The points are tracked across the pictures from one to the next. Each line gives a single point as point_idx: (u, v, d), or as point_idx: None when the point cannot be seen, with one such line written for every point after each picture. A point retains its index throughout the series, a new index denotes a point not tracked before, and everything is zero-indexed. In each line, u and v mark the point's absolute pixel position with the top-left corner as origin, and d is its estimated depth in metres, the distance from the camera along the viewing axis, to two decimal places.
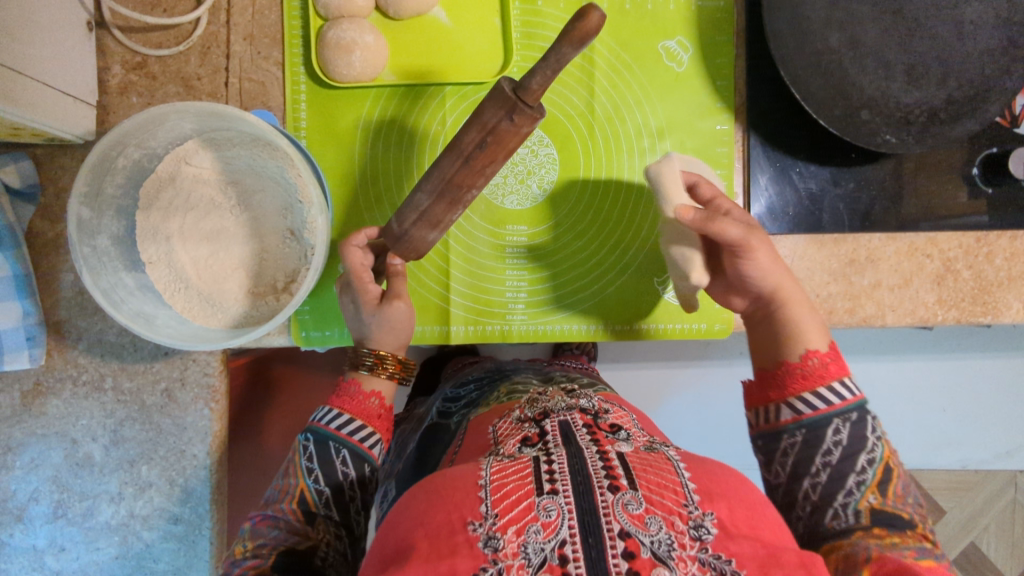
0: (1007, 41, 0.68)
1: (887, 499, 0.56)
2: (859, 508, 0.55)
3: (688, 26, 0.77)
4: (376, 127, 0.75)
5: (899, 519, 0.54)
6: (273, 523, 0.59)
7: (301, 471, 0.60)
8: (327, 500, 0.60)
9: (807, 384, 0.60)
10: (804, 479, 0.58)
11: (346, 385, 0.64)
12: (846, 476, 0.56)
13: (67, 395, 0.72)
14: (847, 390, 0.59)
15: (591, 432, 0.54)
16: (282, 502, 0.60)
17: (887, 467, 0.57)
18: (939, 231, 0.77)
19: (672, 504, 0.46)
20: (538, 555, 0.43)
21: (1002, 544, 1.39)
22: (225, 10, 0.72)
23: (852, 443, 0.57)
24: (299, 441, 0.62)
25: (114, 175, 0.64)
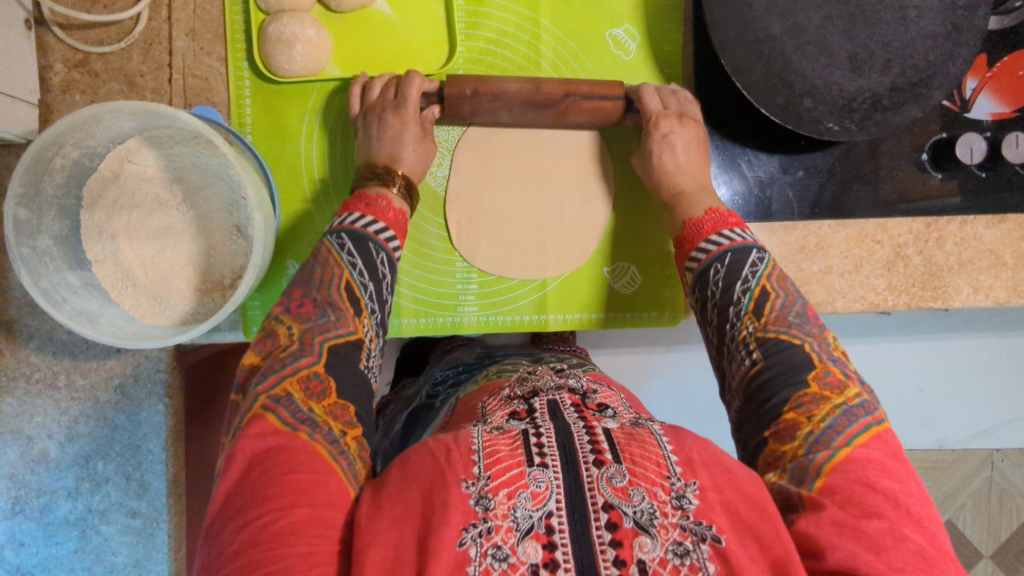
0: (951, 25, 0.68)
1: (770, 325, 0.58)
2: (749, 342, 0.58)
3: (635, 14, 0.77)
4: (323, 122, 0.76)
5: (791, 348, 0.57)
6: (319, 309, 0.56)
7: (344, 263, 0.59)
8: (371, 293, 0.60)
9: (709, 230, 0.65)
10: (708, 321, 0.62)
11: (376, 197, 0.65)
12: (728, 310, 0.60)
13: (21, 393, 0.72)
14: (733, 236, 0.64)
15: (578, 410, 0.53)
16: (328, 289, 0.57)
17: (766, 293, 0.60)
18: (889, 218, 0.78)
19: (654, 476, 0.45)
20: (526, 521, 0.42)
21: (980, 520, 1.40)
22: (166, 6, 0.72)
23: (728, 280, 0.61)
24: (333, 238, 0.61)
25: (53, 175, 0.64)
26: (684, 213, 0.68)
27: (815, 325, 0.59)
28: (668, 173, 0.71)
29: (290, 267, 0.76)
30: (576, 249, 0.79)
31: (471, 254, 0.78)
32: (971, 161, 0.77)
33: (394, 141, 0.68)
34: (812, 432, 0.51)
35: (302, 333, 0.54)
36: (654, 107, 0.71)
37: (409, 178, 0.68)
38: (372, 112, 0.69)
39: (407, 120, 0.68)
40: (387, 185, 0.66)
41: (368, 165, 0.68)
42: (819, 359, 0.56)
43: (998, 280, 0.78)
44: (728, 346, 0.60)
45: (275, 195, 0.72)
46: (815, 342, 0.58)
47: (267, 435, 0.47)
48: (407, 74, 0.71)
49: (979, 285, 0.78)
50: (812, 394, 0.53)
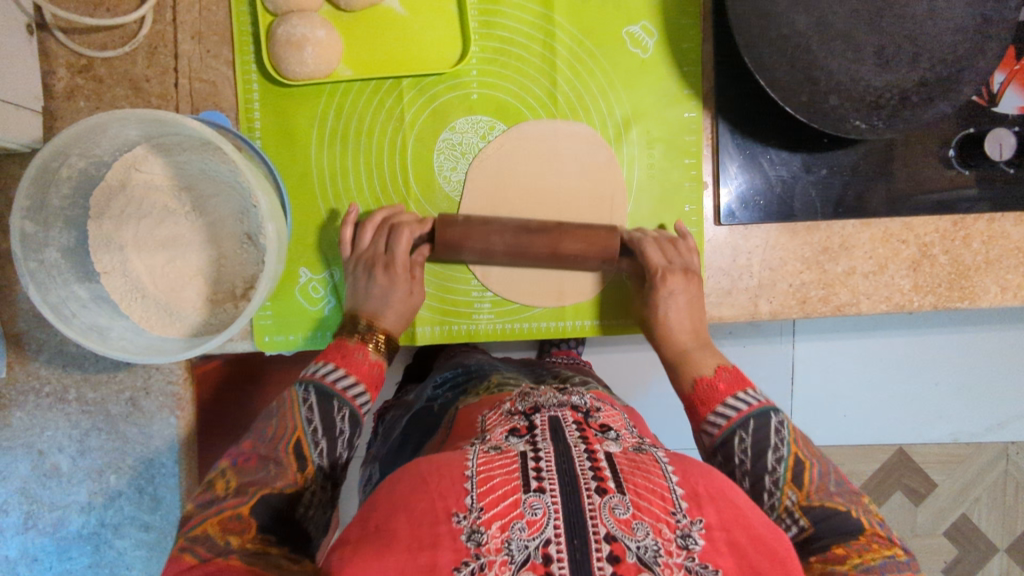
0: (981, 18, 0.65)
1: (811, 494, 0.56)
2: (794, 512, 0.56)
3: (652, 10, 0.75)
4: (333, 125, 0.74)
5: (838, 517, 0.55)
6: (261, 463, 0.55)
7: (300, 421, 0.57)
8: (321, 451, 0.58)
9: (725, 392, 0.62)
10: (739, 479, 0.58)
11: (352, 348, 0.64)
12: (762, 479, 0.57)
13: (31, 407, 0.71)
14: (747, 399, 0.61)
15: (580, 429, 0.51)
16: (275, 445, 0.56)
17: (798, 459, 0.57)
18: (915, 215, 0.76)
19: (659, 511, 0.43)
20: (521, 553, 0.41)
21: (994, 513, 1.33)
22: (171, 8, 0.70)
23: (757, 450, 0.58)
24: (299, 390, 0.59)
25: (59, 186, 0.62)
26: (692, 370, 0.66)
27: (851, 488, 0.58)
28: (666, 332, 0.70)
29: (301, 275, 0.75)
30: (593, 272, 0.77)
31: (483, 271, 0.76)
32: (999, 157, 0.75)
33: (380, 297, 0.69)
34: (861, 562, 0.52)
35: (238, 488, 0.53)
36: (658, 261, 0.71)
37: (389, 333, 0.68)
38: (363, 261, 0.70)
39: (396, 279, 0.69)
40: (365, 339, 0.65)
41: (351, 315, 0.68)
42: (866, 522, 0.55)
43: None
44: (768, 516, 0.57)
45: (285, 201, 0.70)
46: (859, 507, 0.56)
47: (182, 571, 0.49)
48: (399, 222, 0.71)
49: (1007, 284, 0.76)
50: (861, 542, 0.53)
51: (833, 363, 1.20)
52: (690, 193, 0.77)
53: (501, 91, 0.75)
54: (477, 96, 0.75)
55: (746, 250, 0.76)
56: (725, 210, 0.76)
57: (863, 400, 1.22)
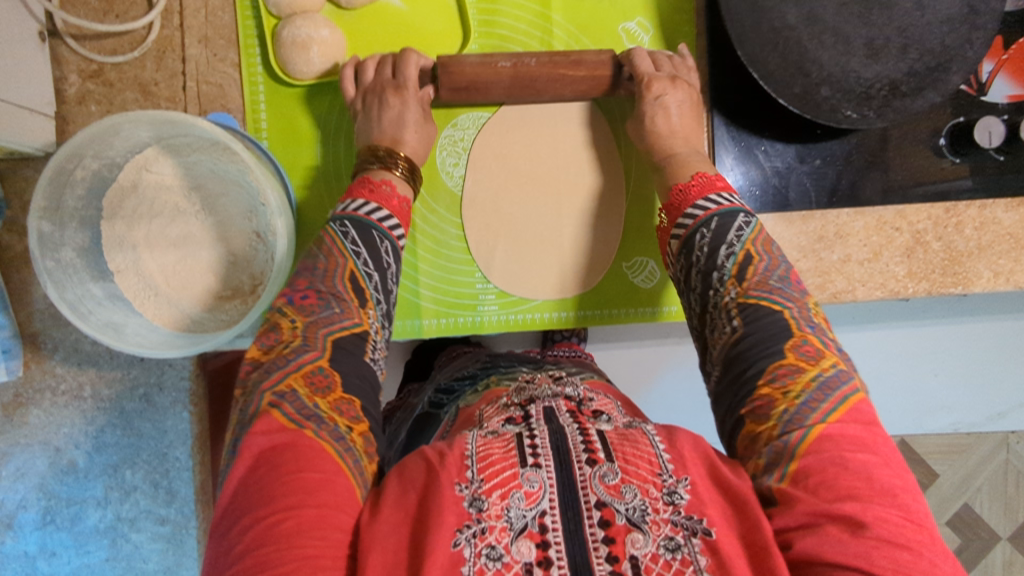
0: (968, 9, 0.67)
1: (752, 289, 0.56)
2: (731, 310, 0.55)
3: (647, 7, 0.77)
4: (338, 125, 0.76)
5: (768, 311, 0.54)
6: (323, 300, 0.55)
7: (347, 252, 0.58)
8: (376, 284, 0.59)
9: (697, 192, 0.64)
10: (693, 276, 0.60)
11: (379, 183, 0.64)
12: (711, 275, 0.58)
13: (47, 405, 0.72)
14: (725, 198, 0.63)
15: (574, 415, 0.52)
16: (332, 279, 0.56)
17: (749, 256, 0.58)
18: (908, 204, 0.77)
19: (647, 473, 0.45)
20: (519, 521, 0.42)
21: (996, 505, 1.36)
22: (178, 13, 0.72)
23: (714, 242, 0.59)
24: (337, 225, 0.60)
25: (74, 187, 0.64)
26: (671, 176, 0.67)
27: (797, 289, 0.57)
28: (657, 140, 0.70)
29: None
30: (594, 269, 0.79)
31: (487, 264, 0.79)
32: (989, 146, 0.76)
33: (394, 123, 0.68)
34: (786, 410, 0.48)
35: (307, 324, 0.53)
36: (646, 68, 0.70)
37: (411, 162, 0.68)
38: (372, 92, 0.69)
39: (408, 100, 0.69)
40: (389, 168, 0.66)
41: (368, 147, 0.68)
42: (797, 325, 0.53)
43: (1018, 264, 0.77)
44: (711, 314, 0.58)
45: (292, 200, 0.72)
46: (797, 310, 0.55)
47: (274, 433, 0.46)
48: (401, 53, 0.71)
49: (999, 270, 0.77)
50: (789, 363, 0.51)
51: None
52: None
53: None
54: None
55: None
56: None
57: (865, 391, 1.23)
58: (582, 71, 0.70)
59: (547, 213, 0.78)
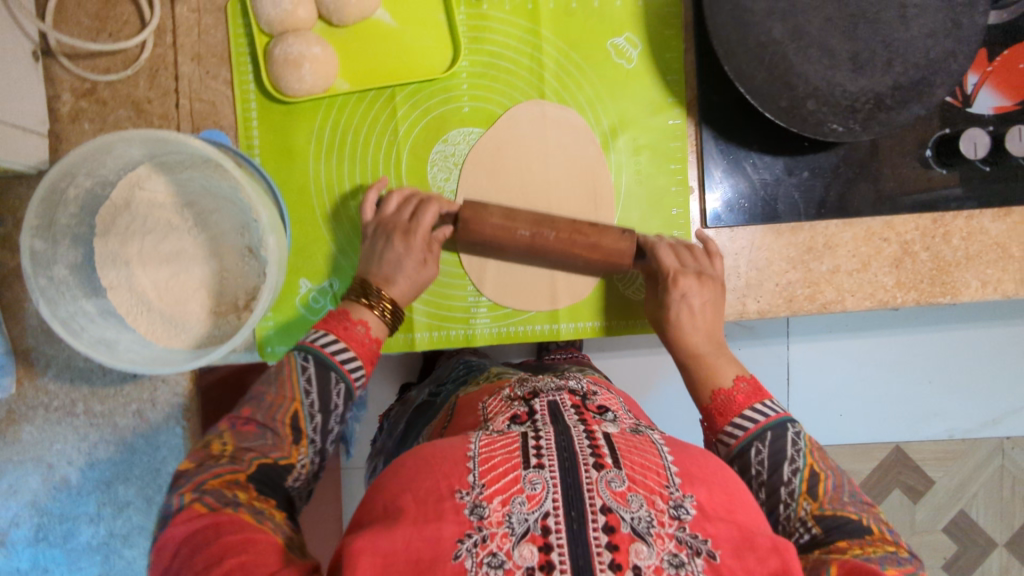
0: (952, 23, 0.67)
1: (824, 505, 0.55)
2: (806, 518, 0.55)
3: (635, 22, 0.78)
4: (329, 140, 0.77)
5: (848, 522, 0.54)
6: (260, 430, 0.55)
7: (298, 391, 0.57)
8: (316, 425, 0.57)
9: (742, 404, 0.62)
10: (753, 485, 0.58)
11: (354, 322, 0.62)
12: (778, 490, 0.57)
13: (40, 421, 0.72)
14: (759, 410, 0.61)
15: (579, 412, 0.53)
16: (274, 414, 0.56)
17: (813, 472, 0.57)
18: (896, 215, 0.78)
19: (653, 484, 0.45)
20: (521, 525, 0.42)
21: (991, 510, 1.34)
22: (170, 32, 0.72)
23: (773, 463, 0.58)
24: (298, 357, 0.58)
25: (67, 206, 0.64)
26: (708, 379, 0.66)
27: (864, 500, 0.57)
28: (679, 336, 0.70)
29: (301, 286, 0.77)
30: (585, 281, 0.80)
31: (480, 278, 0.79)
32: (974, 156, 0.77)
33: (391, 263, 0.68)
34: (866, 553, 0.51)
35: (234, 451, 0.53)
36: (670, 263, 0.71)
37: (395, 303, 0.66)
38: (384, 228, 0.70)
39: (412, 247, 0.68)
40: (370, 308, 0.64)
41: (361, 280, 0.67)
42: (876, 527, 0.54)
43: (1005, 274, 0.78)
44: (782, 525, 0.56)
45: (285, 215, 0.72)
46: (871, 516, 0.55)
47: (193, 520, 0.48)
48: (426, 199, 0.71)
49: (987, 278, 0.78)
50: (867, 539, 0.52)
51: (826, 361, 1.21)
52: (676, 197, 0.80)
53: (492, 103, 0.78)
54: (468, 109, 0.78)
55: (733, 252, 0.79)
56: (712, 215, 0.78)
57: (859, 399, 1.23)
58: (596, 254, 0.70)
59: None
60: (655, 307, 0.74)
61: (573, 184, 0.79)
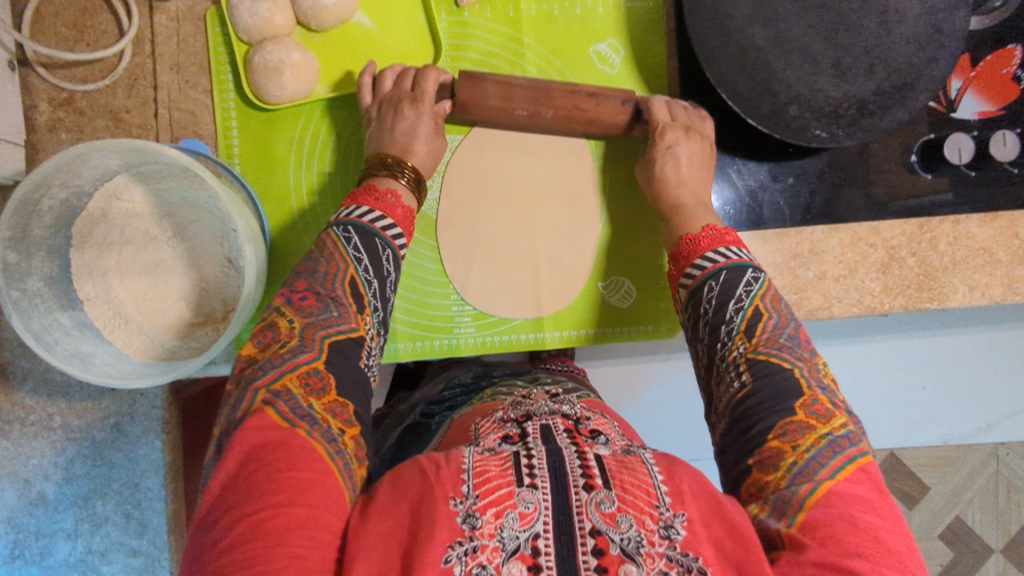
0: (933, 28, 0.67)
1: (761, 345, 0.58)
2: (741, 366, 0.57)
3: (618, 29, 0.77)
4: (310, 150, 0.76)
5: (777, 369, 0.56)
6: (321, 303, 0.56)
7: (349, 257, 0.58)
8: (374, 291, 0.59)
9: (705, 245, 0.65)
10: (701, 325, 0.62)
11: (385, 192, 0.64)
12: (720, 328, 0.60)
13: (16, 435, 0.70)
14: (732, 254, 0.64)
15: (571, 435, 0.51)
16: (332, 283, 0.56)
17: (758, 313, 0.60)
18: (881, 220, 0.77)
19: (644, 504, 0.44)
20: (512, 542, 0.41)
21: (988, 516, 1.35)
22: (149, 41, 0.72)
23: (722, 300, 0.61)
24: (339, 230, 0.60)
25: (42, 217, 0.63)
26: (681, 226, 0.69)
27: (806, 347, 0.59)
28: (663, 185, 0.72)
29: None
30: (569, 286, 0.79)
31: (462, 286, 0.78)
32: (959, 161, 0.77)
33: (407, 134, 0.68)
34: (796, 463, 0.51)
35: (302, 332, 0.54)
36: (663, 117, 0.72)
37: (418, 173, 0.69)
38: (387, 103, 0.70)
39: (421, 112, 0.69)
40: (396, 176, 0.67)
41: (378, 153, 0.68)
42: (807, 383, 0.56)
43: (993, 279, 0.77)
44: (718, 366, 0.59)
45: (265, 225, 0.72)
46: (805, 366, 0.57)
47: (267, 429, 0.47)
48: (424, 67, 0.71)
49: (974, 284, 0.77)
50: (799, 423, 0.53)
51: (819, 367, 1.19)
52: None
53: None
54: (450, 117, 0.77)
55: None
56: None
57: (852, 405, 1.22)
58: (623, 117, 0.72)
59: (522, 232, 0.78)
60: (646, 172, 0.74)
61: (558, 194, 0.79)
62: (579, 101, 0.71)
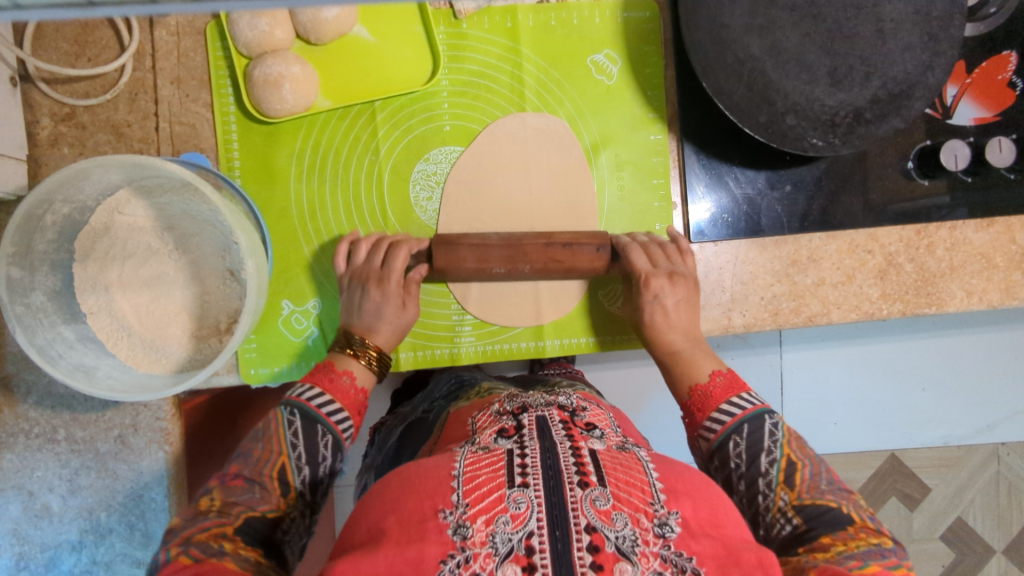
0: (928, 37, 0.67)
1: (802, 493, 0.55)
2: (788, 512, 0.55)
3: (615, 38, 0.78)
4: (309, 162, 0.77)
5: (829, 513, 0.54)
6: (248, 485, 0.54)
7: (285, 443, 0.57)
8: (304, 478, 0.57)
9: (718, 398, 0.62)
10: (734, 484, 0.58)
11: (339, 372, 0.64)
12: (756, 482, 0.57)
13: (20, 448, 0.72)
14: (738, 408, 0.61)
15: (566, 428, 0.52)
16: (262, 469, 0.55)
17: (790, 462, 0.57)
18: (879, 226, 0.78)
19: (638, 502, 0.45)
20: (505, 545, 0.42)
21: (989, 518, 1.33)
22: (150, 55, 0.73)
23: (752, 454, 0.58)
24: (284, 410, 0.59)
25: (44, 232, 0.64)
26: (686, 375, 0.67)
27: (843, 486, 0.57)
28: (655, 333, 0.71)
29: (284, 307, 0.77)
30: (568, 295, 0.79)
31: (463, 295, 0.79)
32: (956, 168, 0.77)
33: (373, 313, 0.70)
34: (846, 548, 0.50)
35: (221, 507, 0.52)
36: (643, 265, 0.72)
37: (383, 350, 0.69)
38: (358, 276, 0.72)
39: (388, 292, 0.70)
40: (355, 356, 0.66)
41: (345, 332, 0.69)
42: (857, 515, 0.54)
43: (990, 283, 0.78)
44: (763, 518, 0.56)
45: (265, 237, 0.72)
46: (851, 504, 0.55)
47: (177, 573, 0.46)
48: (396, 241, 0.73)
49: (972, 289, 0.78)
50: (849, 532, 0.52)
51: (818, 370, 1.21)
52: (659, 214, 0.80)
53: (473, 122, 0.78)
54: (450, 127, 0.78)
55: (716, 266, 0.79)
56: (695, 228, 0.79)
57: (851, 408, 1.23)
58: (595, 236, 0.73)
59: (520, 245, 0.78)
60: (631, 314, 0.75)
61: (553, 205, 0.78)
62: (555, 250, 0.72)
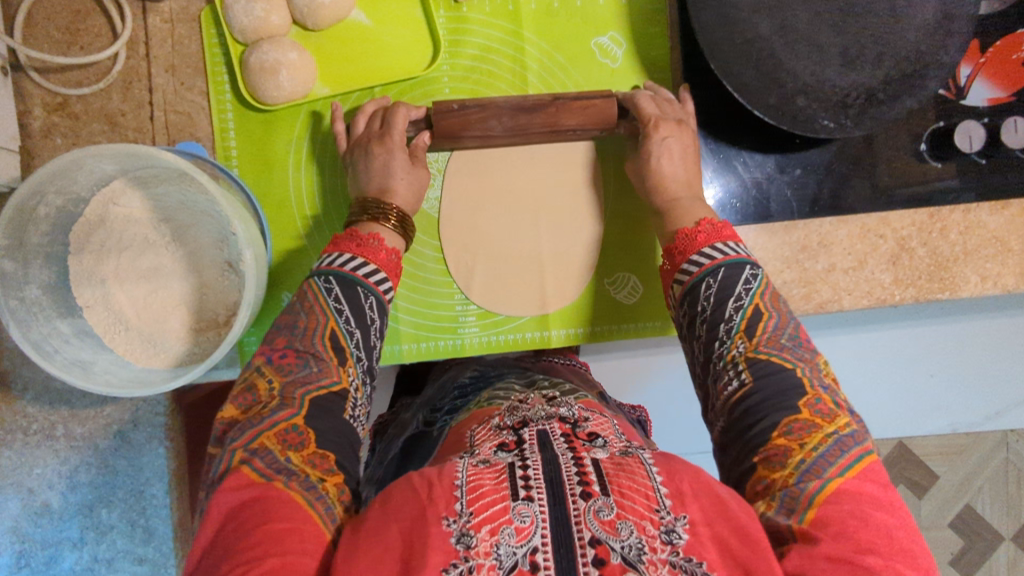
0: (942, 14, 0.66)
1: (762, 344, 0.57)
2: (740, 365, 0.56)
3: (619, 21, 0.76)
4: (308, 151, 0.75)
5: (781, 369, 0.55)
6: (302, 360, 0.55)
7: (329, 310, 0.58)
8: (357, 342, 0.58)
9: (702, 242, 0.63)
10: (698, 324, 0.60)
11: (368, 237, 0.62)
12: (718, 326, 0.58)
13: (19, 445, 0.70)
14: (727, 250, 0.62)
15: (568, 440, 0.51)
16: (312, 338, 0.56)
17: (759, 311, 0.58)
18: (891, 210, 0.76)
19: (643, 509, 0.43)
20: (509, 559, 0.41)
21: (999, 506, 1.33)
22: (143, 42, 0.71)
23: (721, 295, 0.59)
24: (320, 281, 0.59)
25: (38, 225, 0.62)
26: (674, 222, 0.66)
27: (807, 348, 0.58)
28: (658, 180, 0.69)
29: (284, 300, 0.76)
30: (574, 282, 0.78)
31: (467, 285, 0.77)
32: (970, 149, 0.76)
33: (382, 170, 0.67)
34: (804, 461, 0.50)
35: (283, 386, 0.53)
36: (652, 112, 0.70)
37: (405, 213, 0.66)
38: (359, 146, 0.69)
39: (394, 147, 0.67)
40: (377, 220, 0.64)
41: (357, 198, 0.67)
42: (810, 382, 0.55)
43: (1005, 267, 0.76)
44: (715, 365, 0.58)
45: (265, 229, 0.71)
46: (808, 366, 0.56)
47: (242, 488, 0.47)
48: (391, 106, 0.70)
49: (986, 273, 0.76)
50: (804, 421, 0.52)
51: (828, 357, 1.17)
52: None
53: None
54: None
55: None
56: None
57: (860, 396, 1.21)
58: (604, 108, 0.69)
59: (526, 233, 0.77)
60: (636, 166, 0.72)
61: (560, 192, 0.77)
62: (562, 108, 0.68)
